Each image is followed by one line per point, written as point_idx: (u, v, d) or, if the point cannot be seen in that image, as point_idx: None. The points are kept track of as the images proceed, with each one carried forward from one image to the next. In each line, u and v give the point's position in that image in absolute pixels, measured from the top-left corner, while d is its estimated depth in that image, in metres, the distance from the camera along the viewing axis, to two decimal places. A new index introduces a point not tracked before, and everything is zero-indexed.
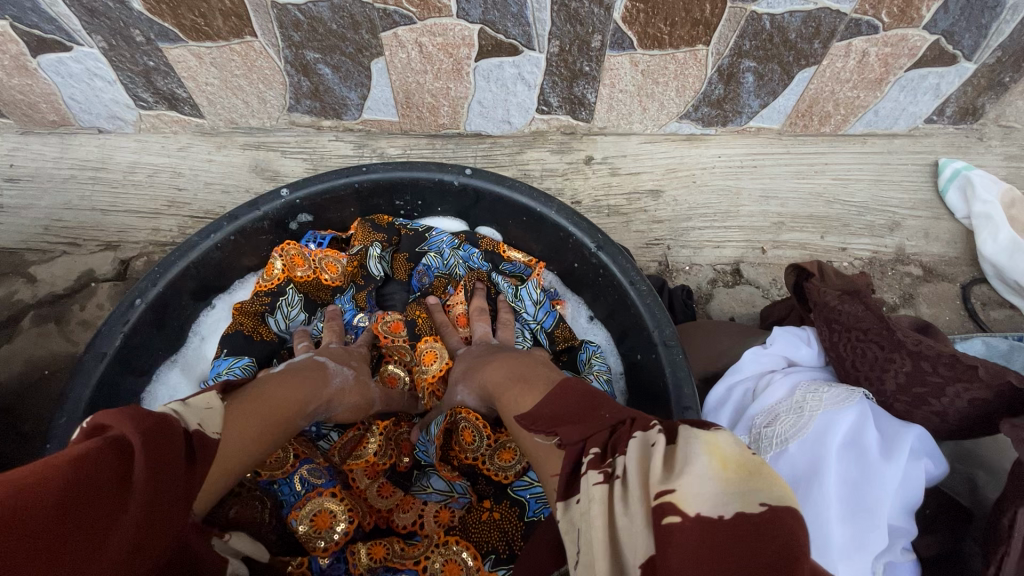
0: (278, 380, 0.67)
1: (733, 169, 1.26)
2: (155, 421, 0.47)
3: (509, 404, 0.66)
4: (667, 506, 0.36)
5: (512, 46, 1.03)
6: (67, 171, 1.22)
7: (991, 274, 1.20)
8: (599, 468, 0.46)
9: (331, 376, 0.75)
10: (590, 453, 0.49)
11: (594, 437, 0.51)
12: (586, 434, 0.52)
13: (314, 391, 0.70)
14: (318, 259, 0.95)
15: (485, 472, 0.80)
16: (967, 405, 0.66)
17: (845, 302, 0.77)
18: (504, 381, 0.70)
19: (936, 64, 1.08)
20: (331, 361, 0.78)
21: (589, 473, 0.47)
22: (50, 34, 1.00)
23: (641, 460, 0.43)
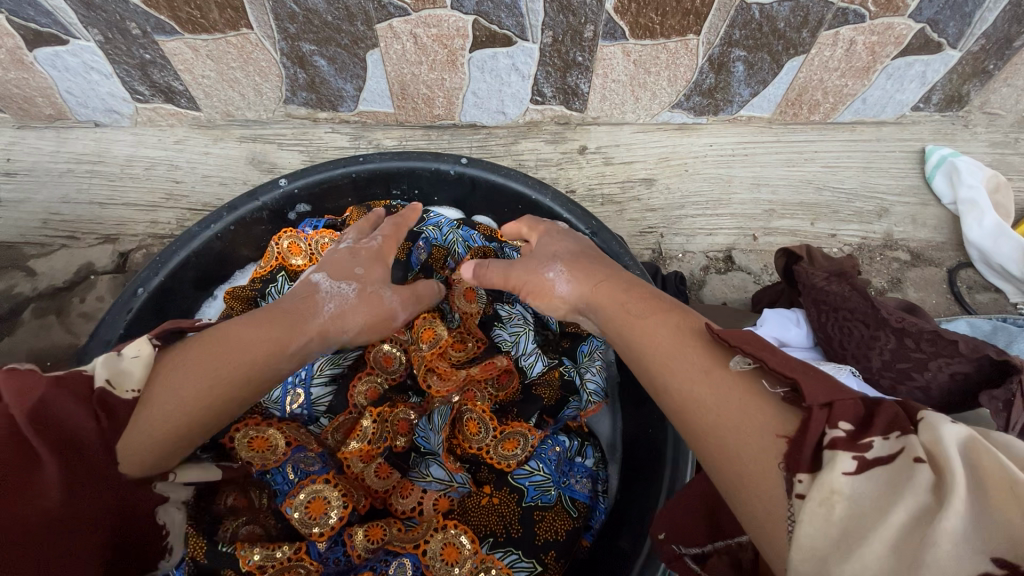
0: (248, 321, 0.65)
1: (725, 157, 1.28)
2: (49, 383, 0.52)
3: (660, 348, 0.54)
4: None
5: (506, 36, 1.05)
6: (64, 165, 1.22)
7: (976, 258, 1.22)
8: (861, 455, 0.37)
9: (318, 307, 0.72)
10: (837, 427, 0.39)
11: (845, 404, 0.41)
12: (830, 397, 0.41)
13: (284, 333, 0.66)
14: (312, 243, 0.95)
15: (488, 460, 0.82)
16: (947, 379, 0.70)
17: (833, 283, 0.79)
18: (650, 319, 0.58)
19: (922, 52, 1.10)
20: (326, 281, 0.75)
21: (839, 455, 0.38)
22: (47, 27, 1.01)
23: (941, 446, 0.36)
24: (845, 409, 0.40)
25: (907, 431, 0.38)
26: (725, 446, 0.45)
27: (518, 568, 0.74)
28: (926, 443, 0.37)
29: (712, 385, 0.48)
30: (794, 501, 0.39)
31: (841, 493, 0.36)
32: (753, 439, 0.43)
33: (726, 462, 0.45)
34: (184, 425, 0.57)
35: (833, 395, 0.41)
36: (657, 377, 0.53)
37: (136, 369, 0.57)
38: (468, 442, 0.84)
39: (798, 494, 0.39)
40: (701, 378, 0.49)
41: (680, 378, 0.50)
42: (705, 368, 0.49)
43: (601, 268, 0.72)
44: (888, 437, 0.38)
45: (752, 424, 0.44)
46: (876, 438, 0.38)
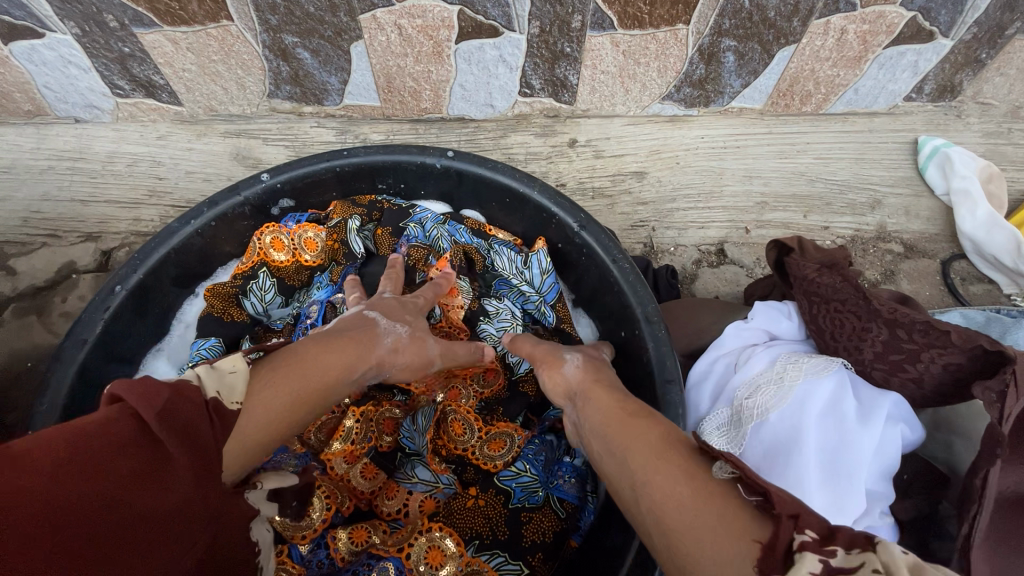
0: (319, 346, 0.65)
1: (716, 150, 1.26)
2: (170, 392, 0.47)
3: (642, 444, 0.55)
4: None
5: (492, 27, 1.03)
6: (44, 162, 1.20)
7: (969, 249, 1.21)
8: (826, 558, 0.38)
9: (379, 337, 0.72)
10: (805, 534, 0.41)
11: (810, 517, 0.42)
12: (797, 508, 0.43)
13: (353, 364, 0.66)
14: (296, 238, 0.94)
15: (473, 461, 0.82)
16: (941, 370, 0.68)
17: (824, 274, 0.77)
18: (635, 419, 0.60)
19: (913, 41, 1.09)
20: (382, 317, 0.75)
21: (806, 558, 0.39)
22: (21, 19, 0.98)
23: (892, 567, 0.37)
24: (811, 522, 0.42)
25: (867, 548, 0.39)
26: (693, 544, 0.45)
27: (505, 571, 0.73)
28: (884, 560, 0.37)
29: (691, 484, 0.48)
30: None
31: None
32: (727, 536, 0.43)
33: (695, 562, 0.44)
34: (265, 440, 0.56)
35: (799, 507, 0.43)
36: (635, 473, 0.53)
37: (234, 385, 0.54)
38: (454, 442, 0.83)
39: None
40: (682, 479, 0.49)
41: (659, 479, 0.51)
42: (689, 470, 0.50)
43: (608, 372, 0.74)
44: (850, 551, 0.39)
45: (724, 526, 0.44)
46: (841, 548, 0.39)
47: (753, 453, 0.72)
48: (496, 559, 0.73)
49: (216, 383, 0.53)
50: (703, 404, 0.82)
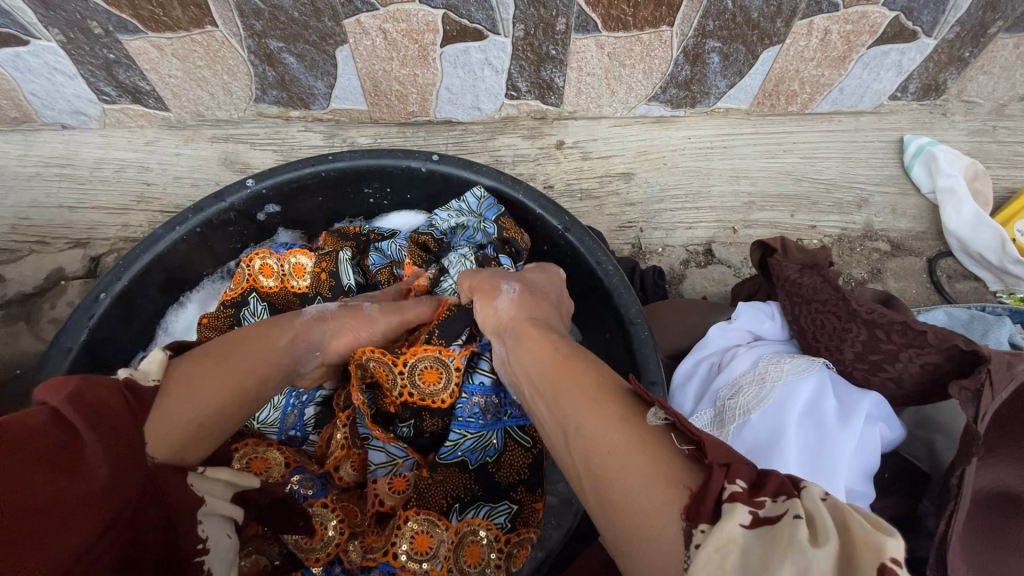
0: (244, 333, 0.68)
1: (703, 150, 1.27)
2: (87, 381, 0.53)
3: (576, 389, 0.51)
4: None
5: (477, 30, 1.03)
6: (32, 168, 1.20)
7: (955, 247, 1.22)
8: (754, 510, 0.37)
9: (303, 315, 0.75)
10: (734, 484, 0.39)
11: (740, 465, 0.40)
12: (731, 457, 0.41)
13: (288, 344, 0.69)
14: (282, 265, 0.95)
15: (416, 400, 0.81)
16: (919, 370, 0.68)
17: (805, 275, 0.79)
18: (574, 361, 0.54)
19: (897, 40, 1.10)
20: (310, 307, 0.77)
21: (735, 511, 0.37)
22: (5, 27, 0.98)
23: (815, 510, 0.36)
24: (743, 471, 0.39)
25: (793, 495, 0.38)
26: (624, 501, 0.42)
27: (495, 515, 0.78)
28: (806, 507, 0.37)
29: (628, 429, 0.45)
30: (689, 550, 0.37)
31: (735, 545, 0.36)
32: (660, 477, 0.41)
33: (624, 514, 0.42)
34: (195, 422, 0.57)
35: (732, 456, 0.41)
36: (572, 418, 0.49)
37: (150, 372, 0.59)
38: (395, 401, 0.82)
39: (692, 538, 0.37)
40: (614, 420, 0.46)
41: (590, 418, 0.48)
42: (624, 416, 0.46)
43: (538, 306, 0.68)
44: (777, 499, 0.38)
45: (658, 474, 0.42)
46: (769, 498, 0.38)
47: None
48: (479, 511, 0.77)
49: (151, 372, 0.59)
50: (687, 405, 0.82)
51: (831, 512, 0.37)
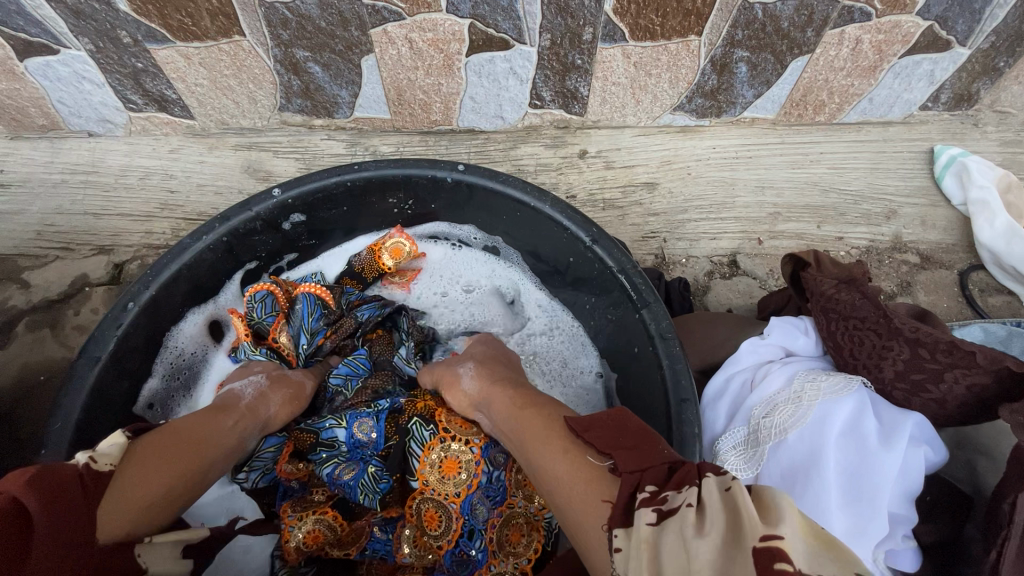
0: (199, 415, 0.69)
1: (728, 160, 1.25)
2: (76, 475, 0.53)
3: (534, 439, 0.58)
4: (773, 553, 0.34)
5: (503, 40, 1.02)
6: (58, 175, 1.21)
7: (988, 260, 1.19)
8: (658, 508, 0.41)
9: (240, 392, 0.76)
10: (643, 489, 0.43)
11: (654, 470, 0.45)
12: (641, 466, 0.45)
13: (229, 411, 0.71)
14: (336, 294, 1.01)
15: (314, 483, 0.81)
16: (964, 392, 0.67)
17: (842, 291, 0.76)
18: (526, 415, 0.62)
19: (930, 50, 1.08)
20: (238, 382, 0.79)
21: (641, 513, 0.41)
22: (37, 36, 0.99)
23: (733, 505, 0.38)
24: (654, 475, 0.44)
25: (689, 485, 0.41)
26: (567, 501, 0.49)
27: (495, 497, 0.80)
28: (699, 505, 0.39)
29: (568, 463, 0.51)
30: (614, 557, 0.41)
31: (647, 543, 0.39)
32: (587, 508, 0.46)
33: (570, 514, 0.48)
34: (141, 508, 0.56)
35: (642, 462, 0.46)
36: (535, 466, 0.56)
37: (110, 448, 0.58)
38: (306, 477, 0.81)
39: (615, 550, 0.41)
40: (560, 457, 0.53)
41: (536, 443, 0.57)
42: (564, 450, 0.53)
43: (506, 371, 0.76)
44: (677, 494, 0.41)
45: (590, 489, 0.47)
46: (670, 494, 0.41)
47: (771, 475, 0.71)
48: (417, 433, 0.79)
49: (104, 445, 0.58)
50: (718, 423, 0.80)
51: (723, 501, 0.39)
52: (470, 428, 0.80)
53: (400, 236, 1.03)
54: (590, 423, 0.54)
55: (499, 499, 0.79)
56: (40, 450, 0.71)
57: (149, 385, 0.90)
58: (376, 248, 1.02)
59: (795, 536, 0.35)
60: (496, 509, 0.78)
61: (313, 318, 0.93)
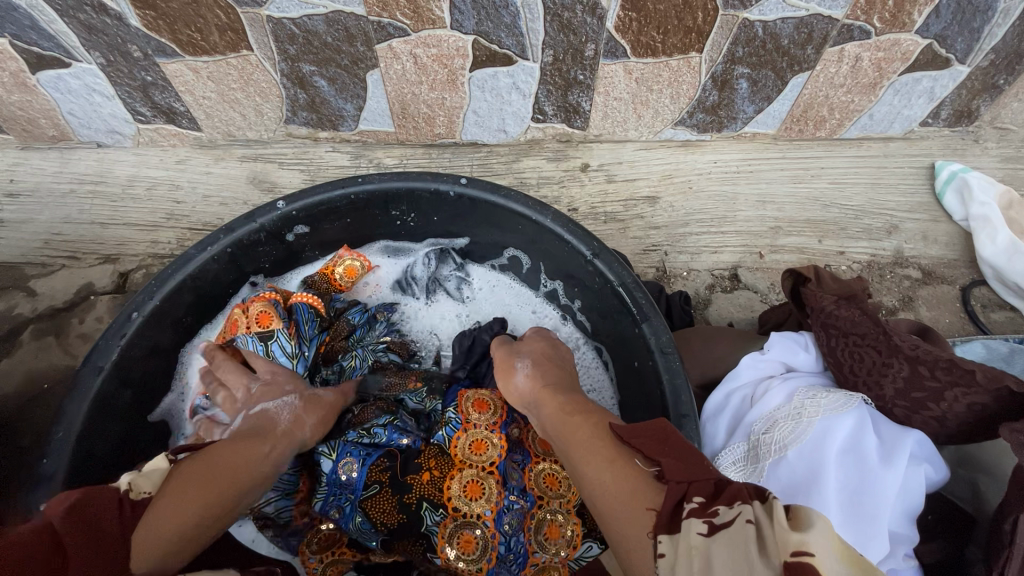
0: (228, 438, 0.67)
1: (729, 175, 1.26)
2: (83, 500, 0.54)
3: (580, 445, 0.56)
4: (804, 567, 0.37)
5: (507, 56, 1.04)
6: (67, 185, 1.22)
7: (990, 276, 1.19)
8: (709, 520, 0.43)
9: (274, 416, 0.72)
10: (692, 500, 0.45)
11: (699, 485, 0.46)
12: (689, 477, 0.47)
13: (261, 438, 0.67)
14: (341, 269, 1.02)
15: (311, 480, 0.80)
16: (965, 410, 0.67)
17: (842, 307, 0.77)
18: (574, 421, 0.59)
19: (930, 68, 1.08)
20: (268, 401, 0.75)
21: (692, 523, 0.43)
22: (49, 50, 1.01)
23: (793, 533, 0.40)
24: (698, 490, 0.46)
25: (746, 502, 0.43)
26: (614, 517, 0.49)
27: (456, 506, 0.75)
28: (757, 514, 0.42)
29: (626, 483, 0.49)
30: (657, 562, 0.43)
31: (697, 550, 0.42)
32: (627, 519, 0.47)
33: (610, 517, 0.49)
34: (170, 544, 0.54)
35: (690, 476, 0.47)
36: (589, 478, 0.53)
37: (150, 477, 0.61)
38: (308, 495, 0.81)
39: (658, 556, 0.44)
40: (604, 463, 0.52)
41: (579, 439, 0.56)
42: (610, 458, 0.52)
43: (561, 373, 0.71)
44: (730, 506, 0.43)
45: (630, 501, 0.48)
46: (722, 507, 0.44)
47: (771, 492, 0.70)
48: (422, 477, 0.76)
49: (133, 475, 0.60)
50: (719, 438, 0.81)
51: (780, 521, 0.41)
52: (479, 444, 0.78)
53: (348, 254, 1.03)
54: (636, 430, 0.54)
55: (521, 563, 0.75)
56: (42, 459, 0.71)
57: (167, 399, 0.94)
58: (328, 272, 1.01)
59: (829, 553, 0.38)
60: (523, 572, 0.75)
61: (308, 326, 0.91)
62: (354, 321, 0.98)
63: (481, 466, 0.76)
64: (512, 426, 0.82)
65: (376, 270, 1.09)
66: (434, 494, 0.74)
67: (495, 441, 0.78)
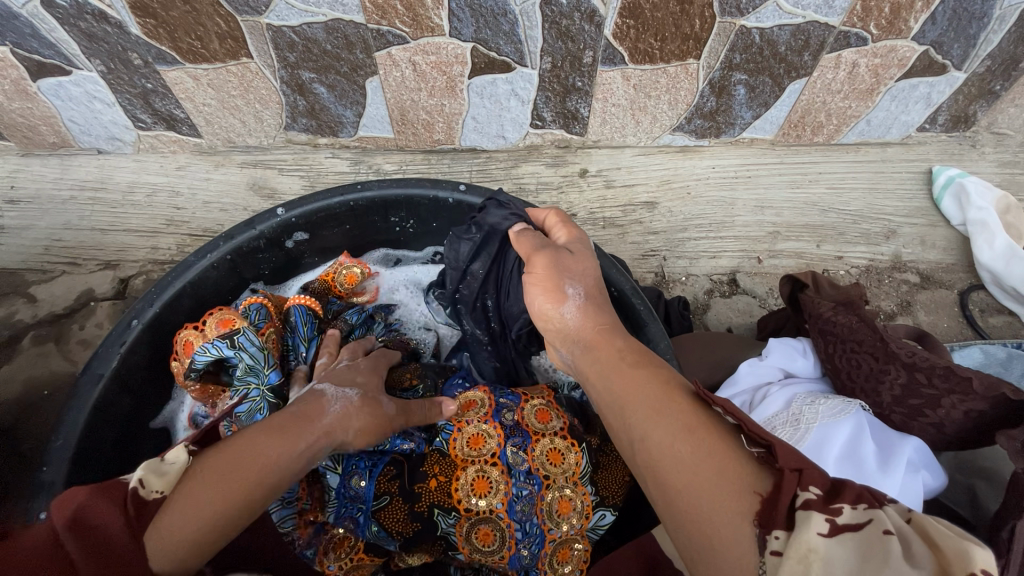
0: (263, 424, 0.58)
1: (728, 180, 1.26)
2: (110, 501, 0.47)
3: (639, 404, 0.51)
4: None
5: (505, 63, 1.04)
6: (67, 192, 1.23)
7: (987, 280, 1.19)
8: (832, 518, 0.37)
9: (326, 407, 0.64)
10: (808, 491, 0.39)
11: (814, 472, 0.41)
12: (801, 464, 0.42)
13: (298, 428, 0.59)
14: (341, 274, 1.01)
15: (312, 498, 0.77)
16: (961, 417, 0.66)
17: (840, 314, 0.78)
18: (635, 372, 0.55)
19: (927, 74, 1.09)
20: (330, 388, 0.69)
21: (814, 517, 0.37)
22: (50, 58, 1.01)
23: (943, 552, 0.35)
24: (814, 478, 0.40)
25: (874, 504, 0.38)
26: (695, 507, 0.43)
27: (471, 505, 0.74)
28: (895, 523, 0.37)
29: (710, 468, 0.43)
30: (765, 559, 0.38)
31: (818, 553, 0.35)
32: (724, 497, 0.41)
33: (694, 504, 0.43)
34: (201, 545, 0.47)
35: (801, 463, 0.42)
36: (659, 448, 0.47)
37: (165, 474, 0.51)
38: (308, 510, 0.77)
39: (771, 552, 0.38)
40: (680, 429, 0.47)
41: (646, 399, 0.51)
42: (688, 426, 0.47)
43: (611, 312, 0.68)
44: (857, 507, 0.38)
45: (725, 486, 0.42)
46: (847, 505, 0.38)
47: None
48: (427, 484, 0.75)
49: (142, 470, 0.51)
50: None
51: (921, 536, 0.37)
52: (480, 443, 0.77)
53: (348, 262, 1.02)
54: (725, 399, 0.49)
55: (539, 543, 0.74)
56: (42, 466, 0.72)
57: (170, 407, 0.94)
58: (328, 279, 1.01)
59: None
60: (541, 551, 0.75)
61: (307, 327, 0.91)
62: (353, 322, 0.96)
63: (484, 459, 0.76)
64: (505, 412, 0.81)
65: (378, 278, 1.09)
66: (444, 497, 0.74)
67: (491, 432, 0.78)
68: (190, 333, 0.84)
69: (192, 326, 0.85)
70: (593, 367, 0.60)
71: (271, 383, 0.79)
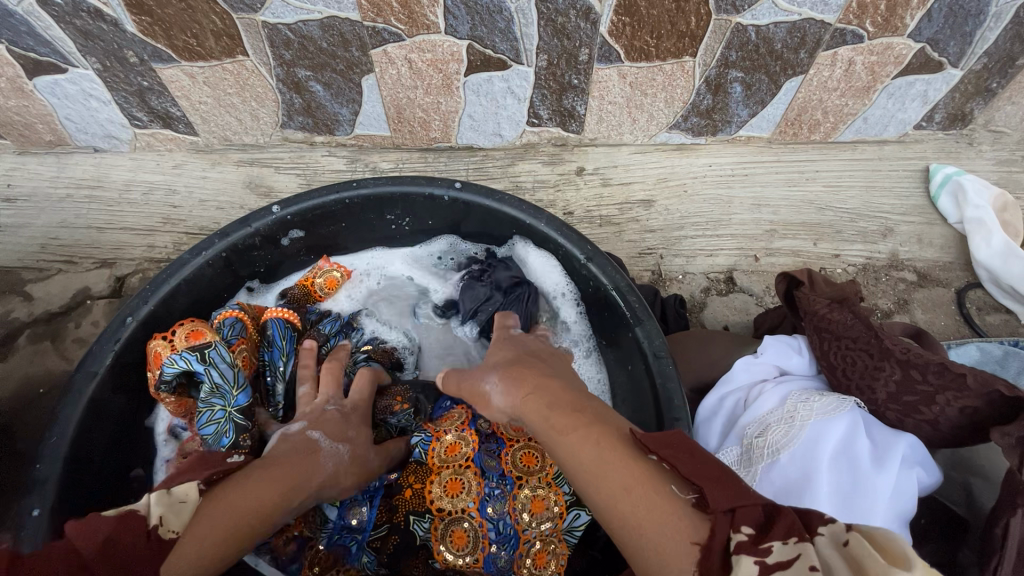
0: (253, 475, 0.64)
1: (725, 178, 1.26)
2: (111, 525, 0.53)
3: (583, 455, 0.51)
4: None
5: (501, 60, 1.04)
6: (64, 190, 1.23)
7: (985, 278, 1.19)
8: (761, 558, 0.39)
9: (321, 462, 0.69)
10: (740, 532, 0.42)
11: (746, 511, 0.42)
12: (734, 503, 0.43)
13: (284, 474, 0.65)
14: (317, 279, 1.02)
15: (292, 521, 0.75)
16: (956, 414, 0.67)
17: (835, 311, 0.77)
18: (575, 416, 0.54)
19: (923, 71, 1.09)
20: (325, 437, 0.73)
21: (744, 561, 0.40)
22: (46, 56, 1.01)
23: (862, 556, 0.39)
24: (747, 517, 0.42)
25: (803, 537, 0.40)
26: (644, 557, 0.44)
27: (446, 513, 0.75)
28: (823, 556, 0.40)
29: (649, 519, 0.45)
30: None
31: None
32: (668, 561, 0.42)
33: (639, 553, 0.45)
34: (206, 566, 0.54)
35: (734, 500, 0.43)
36: (604, 502, 0.48)
37: (181, 512, 0.58)
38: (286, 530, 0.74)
39: None
40: (619, 489, 0.47)
41: (585, 462, 0.50)
42: (626, 485, 0.47)
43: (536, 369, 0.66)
44: (787, 542, 0.40)
45: (664, 535, 0.43)
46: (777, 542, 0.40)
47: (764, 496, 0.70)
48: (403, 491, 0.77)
49: (161, 506, 0.58)
50: (713, 441, 0.81)
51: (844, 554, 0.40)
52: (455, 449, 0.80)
53: (327, 265, 1.03)
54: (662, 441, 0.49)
55: (512, 545, 0.75)
56: (35, 464, 0.71)
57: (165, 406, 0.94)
58: (307, 283, 1.01)
59: None
60: (517, 553, 0.75)
61: (286, 340, 0.91)
62: (331, 332, 0.96)
63: (457, 464, 0.79)
64: (481, 421, 0.84)
65: (357, 280, 1.08)
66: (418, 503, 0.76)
67: (467, 439, 0.80)
68: (159, 345, 0.82)
69: (162, 337, 0.83)
70: (530, 420, 0.58)
71: (240, 405, 0.80)
